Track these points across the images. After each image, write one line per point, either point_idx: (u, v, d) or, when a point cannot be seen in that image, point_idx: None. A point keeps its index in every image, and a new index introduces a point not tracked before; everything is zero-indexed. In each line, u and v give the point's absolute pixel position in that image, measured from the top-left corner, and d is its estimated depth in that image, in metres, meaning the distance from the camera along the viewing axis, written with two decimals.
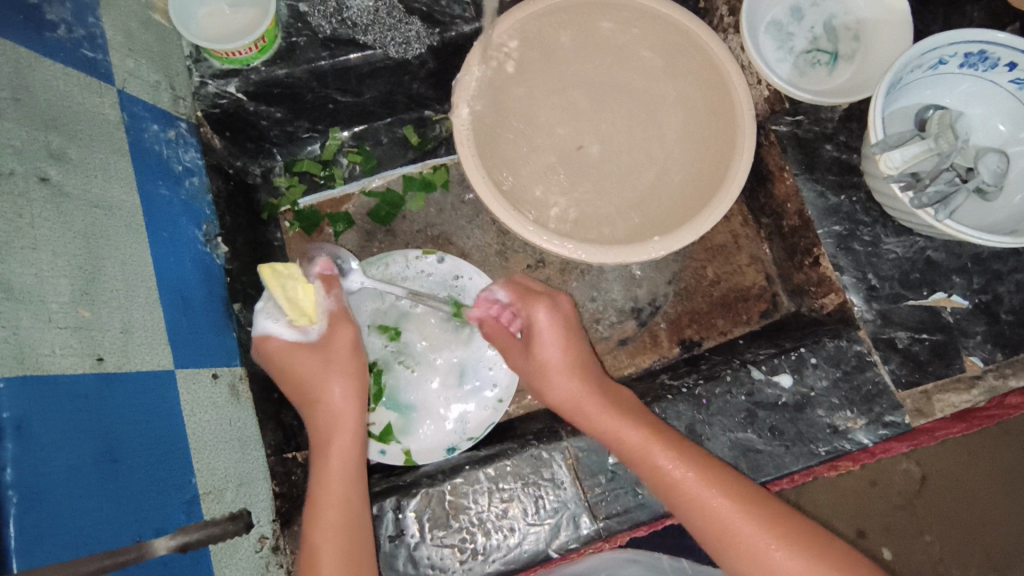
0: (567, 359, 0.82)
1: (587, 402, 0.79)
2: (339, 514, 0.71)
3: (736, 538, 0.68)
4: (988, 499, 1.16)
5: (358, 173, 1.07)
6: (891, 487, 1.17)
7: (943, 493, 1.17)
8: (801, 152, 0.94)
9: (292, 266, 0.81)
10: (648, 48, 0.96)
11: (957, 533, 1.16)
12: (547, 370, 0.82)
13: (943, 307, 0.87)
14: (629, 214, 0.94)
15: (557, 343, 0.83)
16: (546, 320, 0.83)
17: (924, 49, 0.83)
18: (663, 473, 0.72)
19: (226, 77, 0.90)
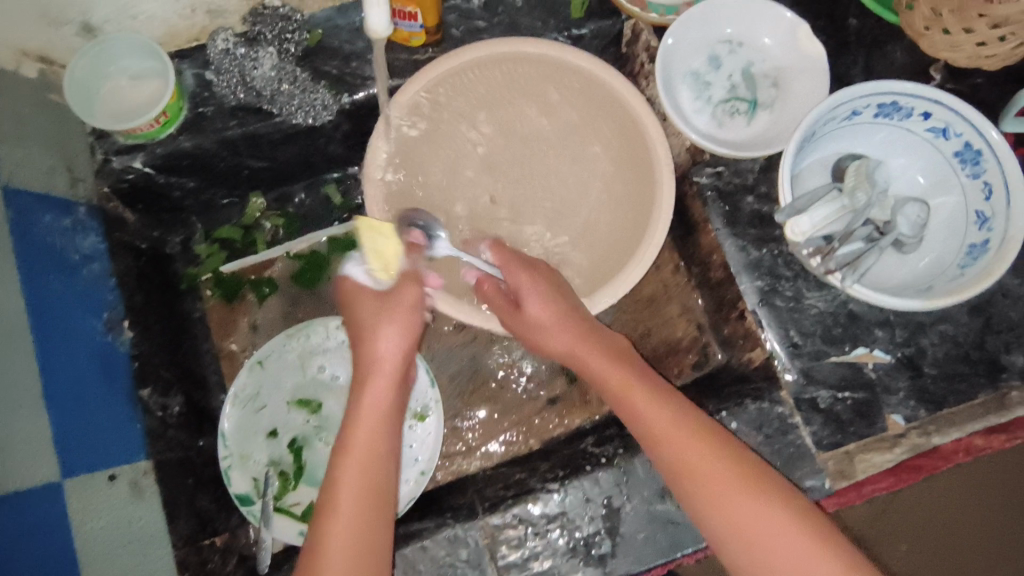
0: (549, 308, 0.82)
1: (581, 344, 0.82)
2: (366, 454, 0.75)
3: (713, 491, 0.68)
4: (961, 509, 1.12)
5: (281, 236, 1.06)
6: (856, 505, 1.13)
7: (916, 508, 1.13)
8: (723, 205, 0.92)
9: (387, 225, 0.88)
10: (570, 102, 0.96)
11: (927, 550, 1.12)
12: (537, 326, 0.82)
13: (865, 363, 0.86)
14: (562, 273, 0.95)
15: (536, 295, 0.83)
16: (529, 278, 0.84)
17: (835, 103, 0.82)
18: (652, 425, 0.73)
19: (130, 152, 0.87)
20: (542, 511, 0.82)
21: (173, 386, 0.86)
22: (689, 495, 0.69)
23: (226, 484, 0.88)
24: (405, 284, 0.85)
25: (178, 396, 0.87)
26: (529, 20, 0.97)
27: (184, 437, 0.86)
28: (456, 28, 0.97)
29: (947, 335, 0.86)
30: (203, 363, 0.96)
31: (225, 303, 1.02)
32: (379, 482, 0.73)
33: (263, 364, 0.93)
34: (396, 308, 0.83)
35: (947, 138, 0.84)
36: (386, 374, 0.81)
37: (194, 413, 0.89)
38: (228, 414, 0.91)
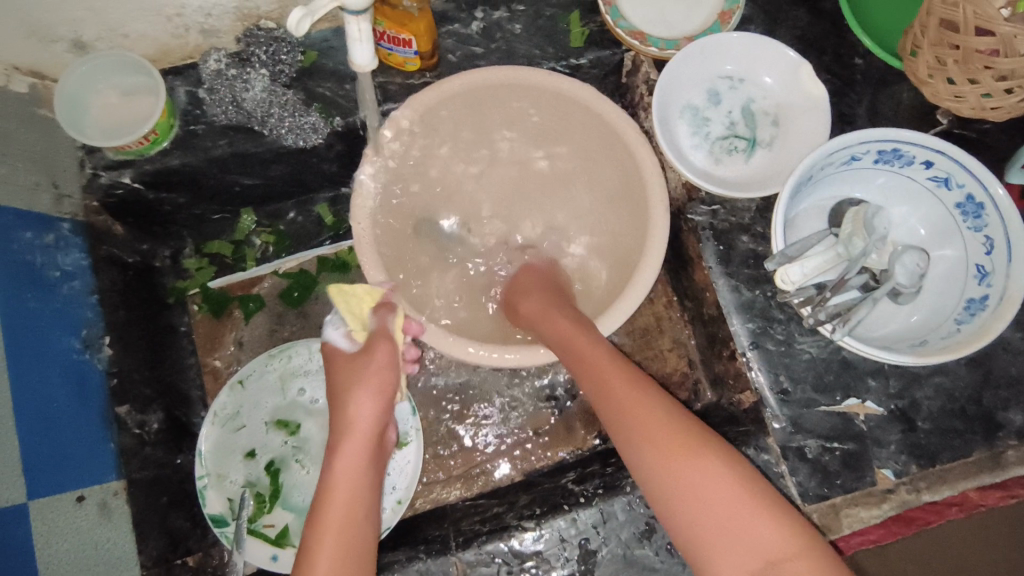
0: (535, 288, 0.90)
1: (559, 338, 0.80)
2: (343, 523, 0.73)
3: (666, 447, 0.67)
4: None
5: (271, 253, 1.05)
6: None
7: None
8: (718, 244, 0.90)
9: (353, 286, 0.83)
10: (567, 132, 0.93)
11: None
12: (518, 292, 0.91)
13: (856, 414, 0.83)
14: None
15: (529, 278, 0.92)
16: (528, 275, 0.93)
17: (833, 147, 0.80)
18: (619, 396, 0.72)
19: (119, 168, 0.87)
20: (516, 551, 0.80)
21: (152, 403, 0.87)
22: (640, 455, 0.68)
23: (201, 504, 0.87)
24: (379, 346, 0.83)
25: (156, 412, 0.87)
26: (527, 47, 0.96)
27: (162, 454, 0.86)
28: (454, 52, 0.96)
29: (942, 389, 0.84)
30: (188, 378, 0.96)
31: (213, 317, 1.01)
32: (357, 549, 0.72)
33: (243, 384, 0.92)
34: (369, 375, 0.83)
35: (948, 188, 0.82)
36: (358, 440, 0.79)
37: (174, 429, 0.90)
38: (207, 433, 0.90)
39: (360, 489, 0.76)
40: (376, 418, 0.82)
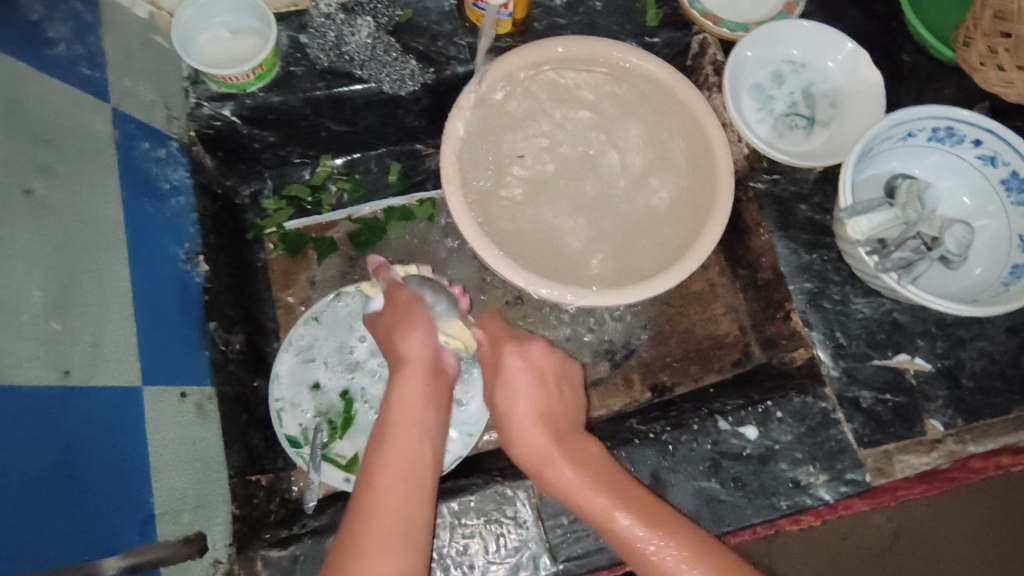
0: (524, 405, 0.80)
1: (555, 464, 0.75)
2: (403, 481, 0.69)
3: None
4: (954, 558, 1.20)
5: (346, 201, 1.09)
6: (859, 543, 1.20)
7: (912, 552, 1.20)
8: (777, 210, 0.96)
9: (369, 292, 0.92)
10: (640, 100, 0.99)
11: None
12: (511, 411, 0.80)
13: (906, 369, 0.89)
14: (621, 256, 0.95)
15: (519, 387, 0.81)
16: (519, 363, 0.82)
17: (895, 120, 0.87)
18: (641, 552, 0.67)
19: (222, 100, 0.91)
20: None
21: (235, 324, 0.91)
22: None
23: (275, 424, 0.90)
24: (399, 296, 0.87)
25: (239, 334, 0.91)
26: (607, 23, 1.04)
27: (242, 374, 0.89)
28: (539, 22, 1.03)
29: (985, 352, 0.90)
30: (263, 310, 0.99)
31: (289, 256, 1.05)
32: (417, 499, 0.69)
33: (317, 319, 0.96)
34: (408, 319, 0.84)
35: (995, 165, 0.90)
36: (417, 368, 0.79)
37: (252, 355, 0.93)
38: (283, 360, 0.93)
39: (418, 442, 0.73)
40: (432, 353, 0.82)
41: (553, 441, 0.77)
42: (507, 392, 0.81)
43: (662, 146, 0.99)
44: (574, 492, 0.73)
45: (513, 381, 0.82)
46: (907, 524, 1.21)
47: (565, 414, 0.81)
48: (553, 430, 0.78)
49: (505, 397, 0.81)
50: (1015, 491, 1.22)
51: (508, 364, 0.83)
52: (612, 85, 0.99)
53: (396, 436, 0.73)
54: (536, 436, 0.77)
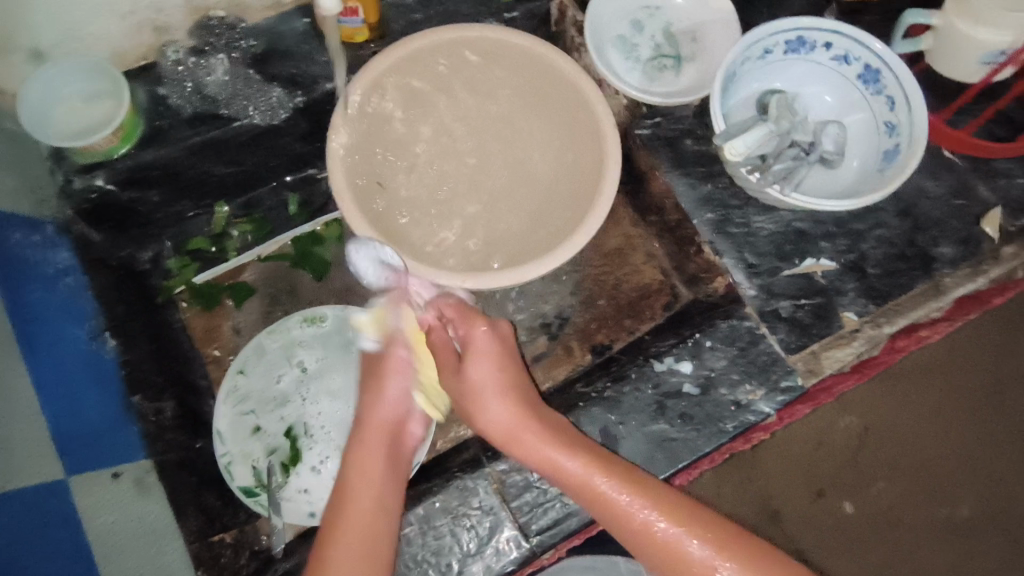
0: (492, 390, 0.79)
1: (522, 436, 0.77)
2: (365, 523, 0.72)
3: (678, 560, 0.68)
4: (924, 438, 1.27)
5: (251, 241, 1.06)
6: (839, 443, 1.26)
7: (888, 441, 1.27)
8: (666, 150, 0.99)
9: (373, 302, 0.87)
10: (513, 76, 1.00)
11: (906, 478, 1.26)
12: (476, 390, 0.79)
13: (816, 272, 0.93)
14: (532, 226, 0.97)
15: (483, 364, 0.80)
16: (486, 341, 0.81)
17: (747, 43, 0.92)
18: (625, 516, 0.71)
19: (92, 171, 0.89)
20: None
21: (165, 392, 0.88)
22: (637, 546, 0.70)
23: (227, 478, 0.88)
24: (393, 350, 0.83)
25: (170, 400, 0.88)
26: (464, 8, 1.06)
27: (183, 438, 0.87)
28: (396, 22, 1.04)
29: (883, 239, 0.95)
30: (190, 369, 0.97)
31: (206, 311, 1.03)
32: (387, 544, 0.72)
33: (245, 371, 0.94)
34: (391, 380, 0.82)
35: (849, 64, 0.95)
36: (377, 429, 0.80)
37: (190, 418, 0.90)
38: (221, 413, 0.91)
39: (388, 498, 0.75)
40: (398, 411, 0.82)
41: (529, 432, 0.77)
42: (474, 369, 0.79)
43: (543, 115, 1.00)
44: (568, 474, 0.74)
45: (494, 360, 0.81)
46: (879, 418, 1.27)
47: (536, 407, 0.80)
48: (519, 405, 0.79)
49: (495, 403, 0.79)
50: (957, 360, 1.29)
51: (477, 341, 0.81)
52: (491, 68, 1.00)
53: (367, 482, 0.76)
54: (503, 413, 0.78)
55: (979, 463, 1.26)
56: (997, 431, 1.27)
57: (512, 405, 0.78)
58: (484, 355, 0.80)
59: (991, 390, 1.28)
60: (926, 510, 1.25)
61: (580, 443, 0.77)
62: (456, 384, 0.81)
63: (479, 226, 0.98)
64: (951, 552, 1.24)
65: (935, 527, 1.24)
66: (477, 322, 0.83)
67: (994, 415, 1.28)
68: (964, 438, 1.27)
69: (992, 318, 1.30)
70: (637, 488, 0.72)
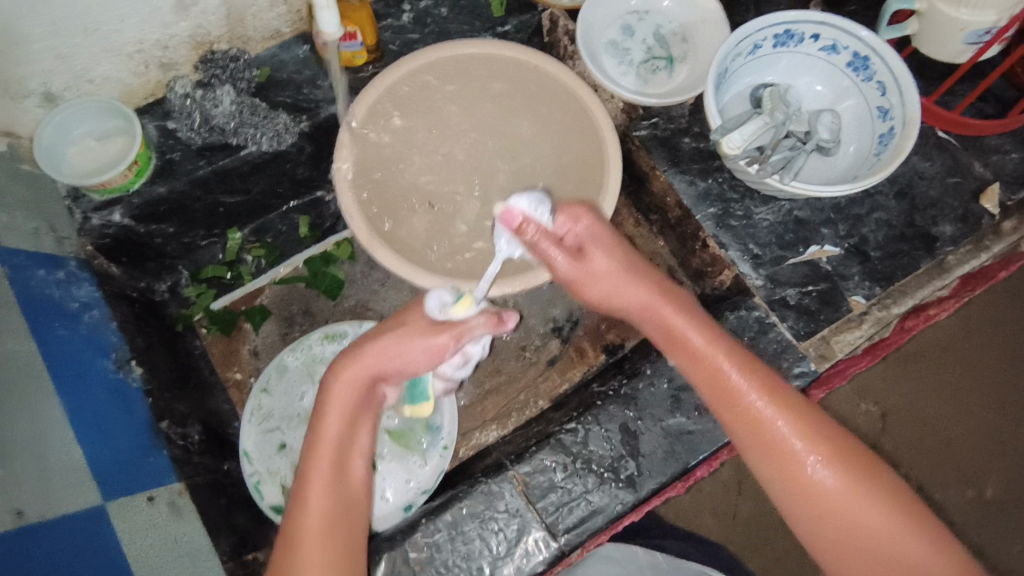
0: (610, 266, 0.78)
1: (655, 306, 0.78)
2: (326, 508, 0.68)
3: (782, 452, 0.69)
4: (941, 419, 1.27)
5: (264, 266, 1.09)
6: (858, 431, 1.26)
7: (906, 424, 1.27)
8: (664, 149, 1.01)
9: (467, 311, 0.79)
10: (510, 88, 1.03)
11: (926, 459, 1.26)
12: (586, 272, 0.79)
13: (819, 258, 0.95)
14: None
15: (601, 251, 0.79)
16: (596, 228, 0.80)
17: (737, 38, 0.94)
18: (725, 382, 0.72)
19: (108, 207, 0.92)
20: (565, 450, 0.86)
21: (189, 417, 0.91)
22: (745, 436, 0.71)
23: (255, 497, 0.90)
24: (439, 335, 0.76)
25: (195, 425, 0.91)
26: (457, 26, 1.09)
27: (210, 462, 0.90)
28: (392, 43, 1.07)
29: (882, 222, 0.97)
30: (212, 394, 0.99)
31: (225, 335, 1.06)
32: (347, 537, 0.67)
33: (267, 391, 0.96)
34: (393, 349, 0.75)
35: (838, 52, 0.97)
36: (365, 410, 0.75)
37: (214, 441, 0.93)
38: (247, 434, 0.94)
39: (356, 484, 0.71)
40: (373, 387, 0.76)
41: (651, 288, 0.78)
42: (591, 255, 0.78)
43: (542, 123, 1.03)
44: (687, 348, 0.75)
45: (602, 258, 0.78)
46: (893, 401, 1.27)
47: (647, 266, 0.80)
48: (647, 280, 0.79)
49: (607, 287, 0.79)
50: (969, 337, 1.29)
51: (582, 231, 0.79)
52: (495, 82, 1.02)
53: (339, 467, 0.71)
54: (624, 286, 0.78)
55: (999, 437, 1.27)
56: (1014, 404, 1.28)
57: (634, 279, 0.78)
58: (592, 254, 0.78)
59: (1006, 363, 1.29)
60: (950, 487, 1.25)
61: (701, 319, 0.77)
62: (571, 265, 0.79)
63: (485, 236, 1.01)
64: (981, 530, 1.24)
65: (962, 506, 1.25)
66: (580, 210, 0.80)
67: (1011, 388, 1.28)
68: (984, 414, 1.27)
69: (1000, 292, 1.30)
70: (755, 377, 0.72)
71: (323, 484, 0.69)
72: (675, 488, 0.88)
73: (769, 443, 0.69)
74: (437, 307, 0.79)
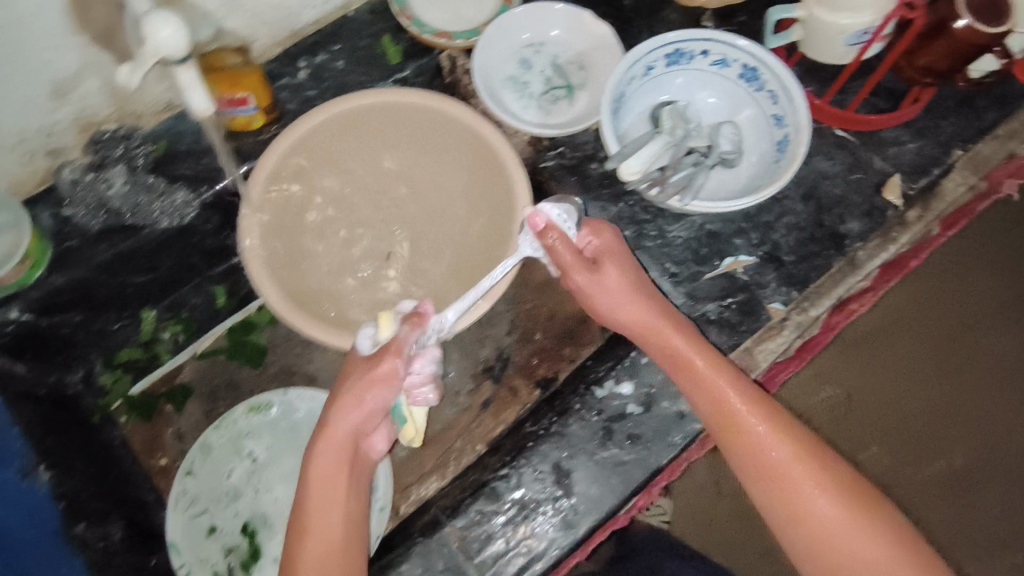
0: (621, 287, 0.82)
1: (659, 332, 0.81)
2: (328, 535, 0.74)
3: (767, 467, 0.74)
4: (904, 398, 1.26)
5: (182, 342, 1.06)
6: (817, 421, 1.25)
7: (869, 406, 1.26)
8: (573, 177, 1.01)
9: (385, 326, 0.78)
10: (413, 130, 0.99)
11: (894, 440, 1.25)
12: (607, 291, 0.82)
13: (735, 269, 0.96)
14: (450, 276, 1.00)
15: (613, 272, 0.82)
16: (612, 242, 0.84)
17: (629, 63, 0.94)
18: (724, 404, 0.78)
19: (5, 304, 0.89)
20: (499, 498, 0.85)
21: (110, 514, 0.88)
22: (733, 452, 0.77)
23: None
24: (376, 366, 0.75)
25: (117, 522, 0.88)
26: (354, 78, 1.08)
27: (136, 558, 0.87)
28: (290, 101, 1.06)
29: (792, 225, 0.98)
30: (136, 484, 0.96)
31: (145, 420, 1.03)
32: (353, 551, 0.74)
33: (193, 474, 0.92)
34: (364, 384, 0.76)
35: (730, 65, 0.98)
36: (342, 452, 0.77)
37: (141, 535, 0.90)
38: (173, 522, 0.90)
39: (347, 513, 0.75)
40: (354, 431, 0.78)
41: (651, 312, 0.82)
42: (603, 276, 0.82)
43: (450, 163, 1.01)
44: (694, 374, 0.79)
45: (614, 268, 0.82)
46: (857, 382, 1.26)
47: (651, 289, 0.83)
48: (647, 301, 0.82)
49: (612, 299, 0.82)
50: (924, 313, 1.27)
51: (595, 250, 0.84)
52: (395, 127, 0.99)
53: (331, 499, 0.75)
54: (637, 311, 0.82)
55: (962, 411, 1.26)
56: (981, 377, 1.27)
57: (639, 300, 0.82)
58: (606, 266, 0.82)
59: (963, 335, 1.27)
60: (917, 468, 1.24)
61: (702, 344, 0.81)
62: (587, 275, 0.82)
63: (402, 286, 1.02)
64: (945, 508, 1.24)
65: (927, 485, 1.24)
66: (588, 232, 0.84)
67: (976, 361, 1.27)
68: (952, 390, 1.26)
69: (950, 264, 1.28)
70: (750, 402, 0.77)
71: (322, 513, 0.74)
72: (616, 521, 0.87)
73: (758, 457, 0.75)
74: (368, 344, 0.78)
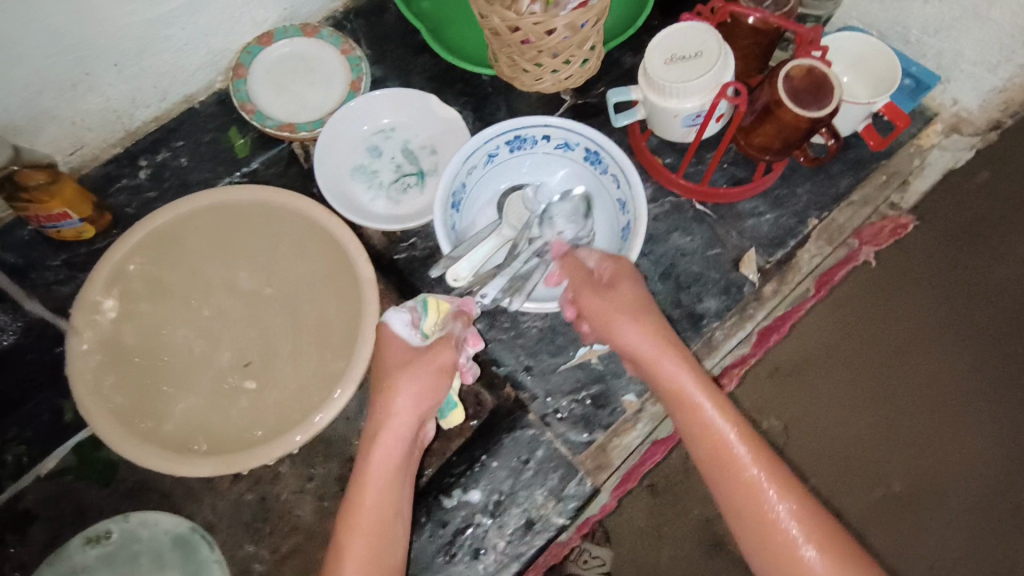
0: (630, 315, 0.78)
1: (662, 363, 0.77)
2: (367, 548, 0.73)
3: (767, 519, 0.70)
4: (848, 419, 1.15)
5: (27, 461, 0.97)
6: None
7: (809, 430, 1.16)
8: (424, 269, 1.00)
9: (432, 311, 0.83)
10: (259, 234, 0.99)
11: (833, 464, 1.15)
12: (611, 317, 0.79)
13: (590, 359, 0.92)
14: (302, 376, 0.93)
15: (629, 291, 0.80)
16: (624, 268, 0.81)
17: (463, 154, 0.90)
18: (721, 447, 0.74)
19: None
20: None
21: None
22: (732, 496, 0.73)
23: None
24: (441, 352, 0.80)
25: None
26: (198, 173, 1.04)
27: None
28: (130, 205, 1.02)
29: None
30: None
31: None
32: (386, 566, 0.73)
33: None
34: (422, 374, 0.79)
35: (573, 149, 0.96)
36: (396, 448, 0.77)
37: None
38: None
39: (387, 525, 0.75)
40: (417, 421, 0.78)
41: (659, 342, 0.77)
42: (615, 296, 0.79)
43: (298, 262, 0.99)
44: (693, 411, 0.75)
45: (630, 291, 0.80)
46: (793, 410, 1.16)
47: (660, 319, 0.80)
48: (657, 327, 0.78)
49: (621, 323, 0.78)
50: (865, 332, 1.16)
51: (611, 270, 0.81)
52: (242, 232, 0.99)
53: (374, 510, 0.75)
54: (644, 341, 0.77)
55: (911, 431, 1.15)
56: (939, 395, 1.15)
57: (652, 328, 0.78)
58: (620, 289, 0.80)
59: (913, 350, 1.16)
60: (857, 490, 1.14)
61: (707, 381, 0.76)
62: (596, 299, 0.80)
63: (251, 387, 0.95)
64: (896, 529, 1.14)
65: (872, 505, 1.14)
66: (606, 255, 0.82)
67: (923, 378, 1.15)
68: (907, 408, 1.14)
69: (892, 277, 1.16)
70: (751, 448, 0.73)
71: (360, 527, 0.74)
72: None
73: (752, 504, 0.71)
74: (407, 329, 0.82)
